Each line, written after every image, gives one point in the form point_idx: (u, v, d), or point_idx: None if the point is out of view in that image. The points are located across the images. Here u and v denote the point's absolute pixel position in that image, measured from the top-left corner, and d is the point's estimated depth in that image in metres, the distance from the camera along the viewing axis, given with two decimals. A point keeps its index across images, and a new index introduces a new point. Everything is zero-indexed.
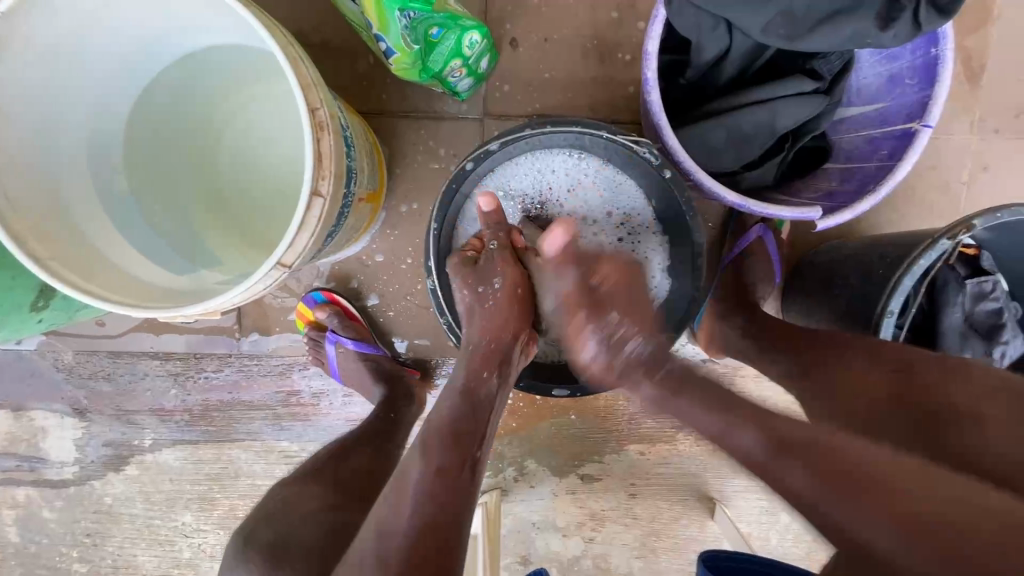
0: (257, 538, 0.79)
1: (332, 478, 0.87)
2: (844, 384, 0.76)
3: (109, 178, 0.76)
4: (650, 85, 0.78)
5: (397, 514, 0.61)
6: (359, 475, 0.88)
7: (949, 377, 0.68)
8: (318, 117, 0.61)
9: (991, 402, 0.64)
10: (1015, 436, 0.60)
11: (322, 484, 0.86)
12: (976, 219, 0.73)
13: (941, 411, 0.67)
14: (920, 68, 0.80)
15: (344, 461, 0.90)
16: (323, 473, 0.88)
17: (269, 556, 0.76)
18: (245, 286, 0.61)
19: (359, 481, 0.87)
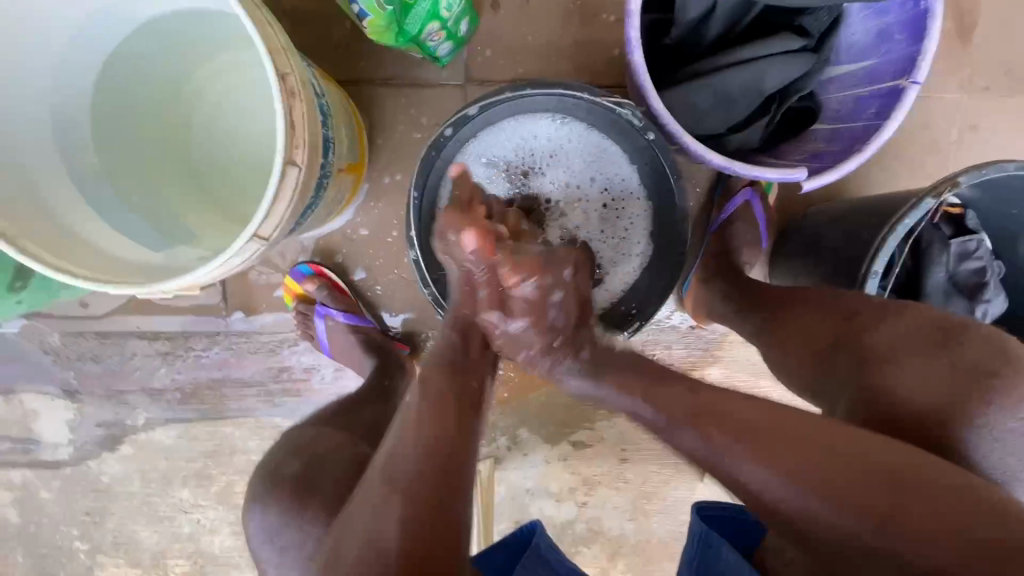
0: (283, 471, 0.82)
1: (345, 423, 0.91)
2: (800, 336, 0.77)
3: (77, 153, 0.74)
4: (633, 46, 0.75)
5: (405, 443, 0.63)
6: (368, 425, 0.92)
7: (879, 323, 0.69)
8: (288, 83, 0.59)
9: (909, 338, 0.67)
10: (932, 374, 0.64)
11: (336, 428, 0.89)
12: (960, 176, 0.73)
13: (867, 355, 0.69)
14: (909, 22, 0.78)
15: (355, 414, 0.93)
16: (336, 419, 0.92)
17: (295, 485, 0.79)
18: (219, 260, 0.60)
19: (368, 429, 0.91)
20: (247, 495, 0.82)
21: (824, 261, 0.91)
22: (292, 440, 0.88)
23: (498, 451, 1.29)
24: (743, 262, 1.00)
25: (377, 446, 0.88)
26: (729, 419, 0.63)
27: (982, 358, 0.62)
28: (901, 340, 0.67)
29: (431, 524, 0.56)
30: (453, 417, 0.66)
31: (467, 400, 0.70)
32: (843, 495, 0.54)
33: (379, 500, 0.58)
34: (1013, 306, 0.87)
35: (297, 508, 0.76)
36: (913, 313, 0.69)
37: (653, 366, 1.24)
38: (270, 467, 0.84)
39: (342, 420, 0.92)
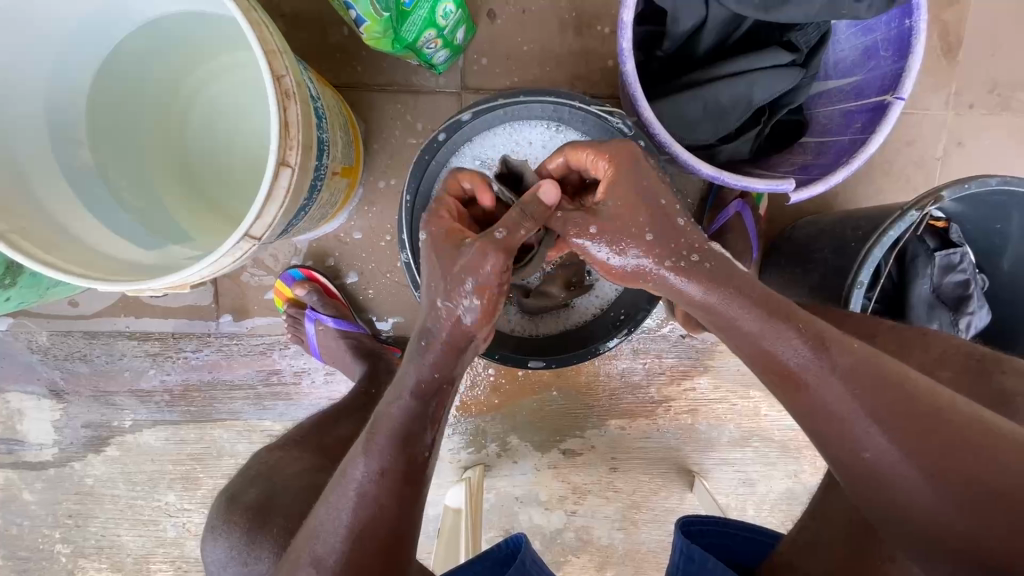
0: (242, 499, 0.88)
1: (317, 444, 0.96)
2: None
3: (71, 151, 0.74)
4: (625, 56, 0.77)
5: (336, 521, 0.61)
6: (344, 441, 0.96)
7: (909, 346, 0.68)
8: (283, 85, 0.60)
9: (941, 366, 0.65)
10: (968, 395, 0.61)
11: (306, 449, 0.95)
12: (944, 190, 0.74)
13: None
14: (895, 39, 0.80)
15: (330, 430, 0.97)
16: (308, 440, 0.97)
17: (254, 511, 0.85)
18: (212, 259, 0.61)
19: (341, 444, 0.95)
20: (209, 522, 0.89)
21: (812, 270, 0.93)
22: (259, 465, 0.94)
23: (487, 458, 1.28)
24: None
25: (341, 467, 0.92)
26: (853, 360, 0.53)
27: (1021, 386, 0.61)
28: (934, 363, 0.66)
29: (374, 555, 0.60)
30: (401, 474, 0.62)
31: (414, 434, 0.63)
32: (960, 467, 0.46)
33: (326, 531, 0.61)
34: (996, 318, 0.89)
35: (252, 530, 0.83)
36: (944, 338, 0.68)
37: (644, 374, 1.25)
38: (229, 497, 0.90)
39: (310, 440, 0.97)
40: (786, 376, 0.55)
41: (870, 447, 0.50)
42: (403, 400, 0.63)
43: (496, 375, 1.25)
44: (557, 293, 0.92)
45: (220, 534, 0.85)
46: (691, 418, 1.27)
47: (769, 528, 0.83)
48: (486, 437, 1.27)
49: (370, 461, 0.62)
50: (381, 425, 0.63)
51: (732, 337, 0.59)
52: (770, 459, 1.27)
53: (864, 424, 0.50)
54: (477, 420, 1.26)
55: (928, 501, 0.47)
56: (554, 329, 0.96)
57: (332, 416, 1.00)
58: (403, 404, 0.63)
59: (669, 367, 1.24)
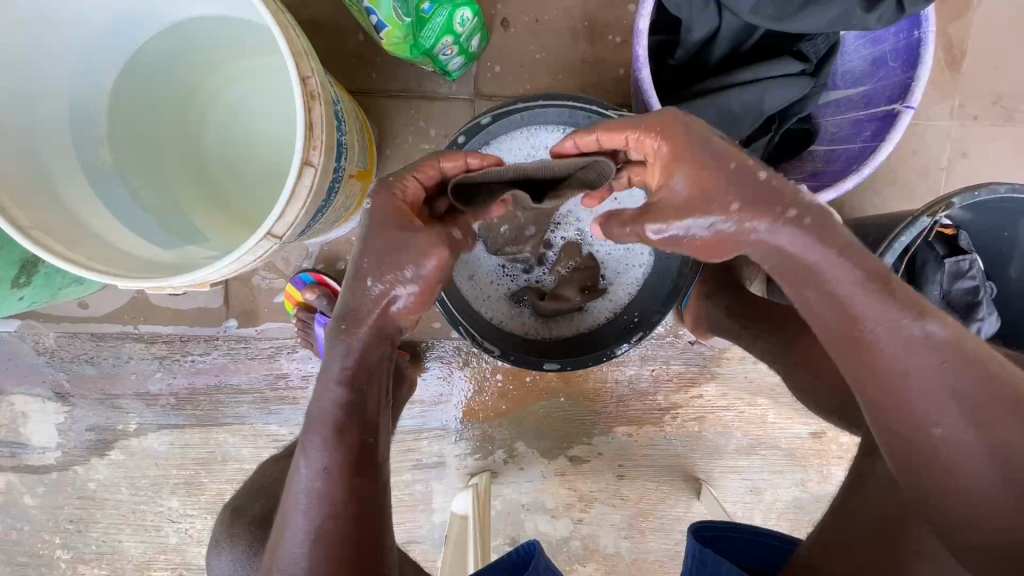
0: (247, 510, 0.88)
1: None
2: None
3: (92, 151, 0.75)
4: (641, 63, 0.79)
5: (294, 521, 0.61)
6: None
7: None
8: (309, 86, 0.60)
9: None
10: None
11: None
12: (954, 197, 0.75)
13: None
14: (903, 50, 0.82)
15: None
16: None
17: (258, 525, 0.86)
18: (234, 257, 0.61)
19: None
20: (214, 536, 0.91)
21: None
22: (261, 478, 0.95)
23: (494, 465, 1.28)
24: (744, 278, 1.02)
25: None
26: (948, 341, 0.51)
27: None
28: None
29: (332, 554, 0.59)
30: (350, 469, 0.62)
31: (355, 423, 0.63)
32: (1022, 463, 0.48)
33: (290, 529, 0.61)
34: (1004, 325, 0.90)
35: (256, 543, 0.84)
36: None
37: (652, 381, 1.25)
38: (233, 512, 0.90)
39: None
40: (855, 337, 0.54)
41: (939, 427, 0.51)
42: (333, 393, 0.63)
43: (504, 381, 1.25)
44: (573, 296, 0.92)
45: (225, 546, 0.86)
46: (698, 426, 1.27)
47: (783, 533, 0.82)
48: (493, 444, 1.27)
49: (310, 460, 0.62)
50: (319, 416, 0.63)
51: (804, 292, 0.56)
52: (778, 467, 1.27)
53: (943, 410, 0.51)
54: (485, 426, 1.26)
55: (983, 481, 0.49)
56: (567, 332, 0.96)
57: None
58: (337, 396, 0.62)
59: (677, 374, 1.25)
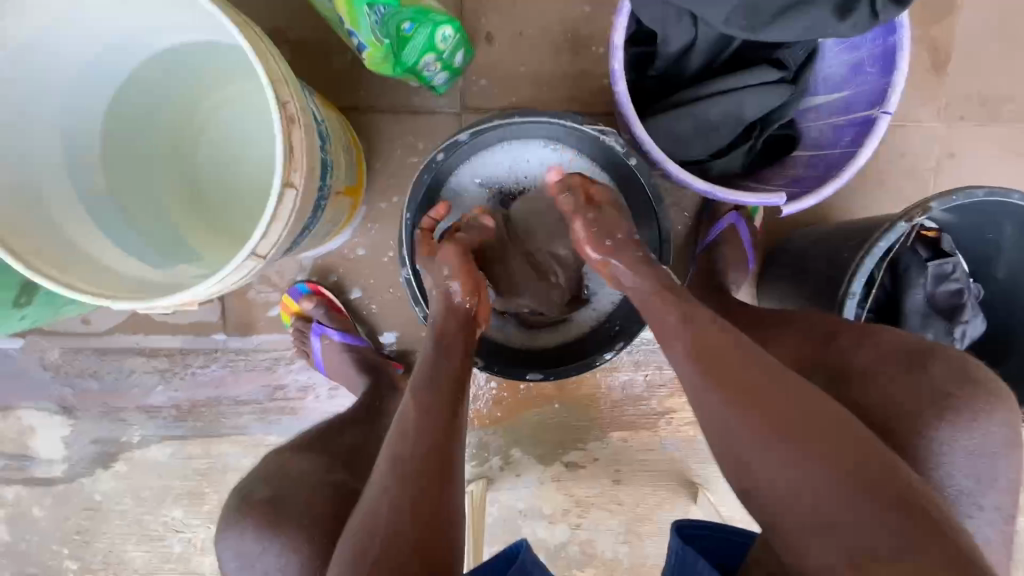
0: (255, 496, 0.80)
1: (324, 448, 0.89)
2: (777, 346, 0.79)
3: (86, 177, 0.77)
4: (617, 77, 0.80)
5: (398, 450, 0.64)
6: (351, 449, 0.90)
7: (858, 341, 0.71)
8: (288, 111, 0.63)
9: (885, 363, 0.68)
10: (905, 389, 0.66)
11: (315, 452, 0.88)
12: (932, 202, 0.75)
13: (844, 372, 0.70)
14: (880, 56, 0.82)
15: (336, 439, 0.91)
16: (315, 445, 0.90)
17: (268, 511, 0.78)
18: (218, 277, 0.63)
19: (347, 452, 0.89)
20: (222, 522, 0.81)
21: (808, 280, 0.93)
22: (269, 465, 0.87)
23: (490, 472, 1.29)
24: (729, 282, 1.04)
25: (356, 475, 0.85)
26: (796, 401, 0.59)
27: (945, 380, 0.65)
28: (878, 360, 0.69)
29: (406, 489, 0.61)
30: (444, 417, 0.66)
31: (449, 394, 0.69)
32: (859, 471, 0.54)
33: (391, 468, 0.62)
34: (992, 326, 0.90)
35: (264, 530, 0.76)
36: (886, 336, 0.71)
37: (645, 387, 1.26)
38: (240, 492, 0.83)
39: (320, 444, 0.90)
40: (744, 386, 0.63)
41: (760, 468, 0.57)
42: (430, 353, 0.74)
43: (498, 389, 1.26)
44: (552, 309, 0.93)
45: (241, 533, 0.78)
46: (693, 430, 1.27)
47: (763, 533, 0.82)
48: (489, 451, 1.28)
49: (416, 391, 0.69)
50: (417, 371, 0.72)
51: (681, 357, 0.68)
52: None
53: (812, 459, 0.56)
54: (481, 434, 1.27)
55: (832, 510, 0.53)
56: (552, 343, 0.97)
57: (336, 425, 0.95)
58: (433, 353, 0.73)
59: (670, 379, 1.25)
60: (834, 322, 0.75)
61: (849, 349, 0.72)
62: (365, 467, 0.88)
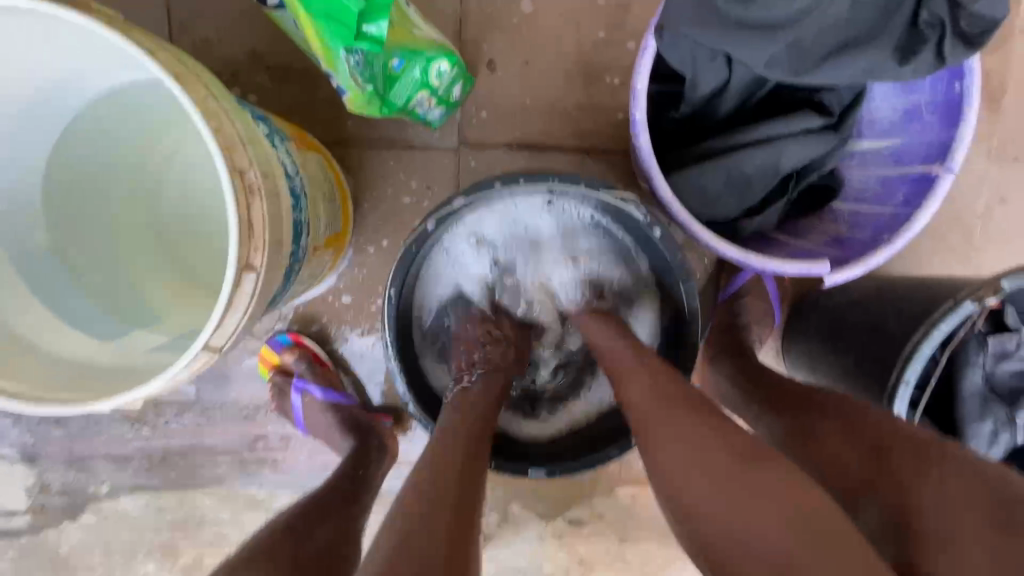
0: None
1: (290, 559, 0.63)
2: (818, 451, 0.63)
3: (25, 236, 0.67)
4: (638, 127, 0.69)
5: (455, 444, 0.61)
6: (324, 559, 0.66)
7: (921, 463, 0.55)
8: (246, 180, 0.52)
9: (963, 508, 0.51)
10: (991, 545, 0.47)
11: (276, 567, 0.62)
12: (1006, 280, 0.64)
13: (904, 510, 0.53)
14: (942, 103, 0.71)
15: (307, 536, 0.68)
16: (277, 554, 0.64)
17: None
18: (164, 378, 0.53)
19: (318, 565, 0.64)
20: None
21: (846, 351, 0.82)
22: None
23: (487, 527, 1.20)
24: (753, 339, 0.95)
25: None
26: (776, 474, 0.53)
27: None
28: (950, 500, 0.52)
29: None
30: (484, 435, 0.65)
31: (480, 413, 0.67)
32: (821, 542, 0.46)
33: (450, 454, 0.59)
34: None
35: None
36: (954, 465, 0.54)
37: None
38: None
39: (286, 551, 0.64)
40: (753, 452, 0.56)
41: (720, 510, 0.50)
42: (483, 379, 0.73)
43: None
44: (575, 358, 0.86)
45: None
46: None
47: None
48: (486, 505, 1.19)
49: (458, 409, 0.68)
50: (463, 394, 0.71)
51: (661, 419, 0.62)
52: None
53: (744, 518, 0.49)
54: None
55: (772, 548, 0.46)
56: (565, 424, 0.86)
57: (306, 523, 0.71)
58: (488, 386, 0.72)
59: None
60: (888, 431, 0.60)
61: (913, 485, 0.54)
62: None
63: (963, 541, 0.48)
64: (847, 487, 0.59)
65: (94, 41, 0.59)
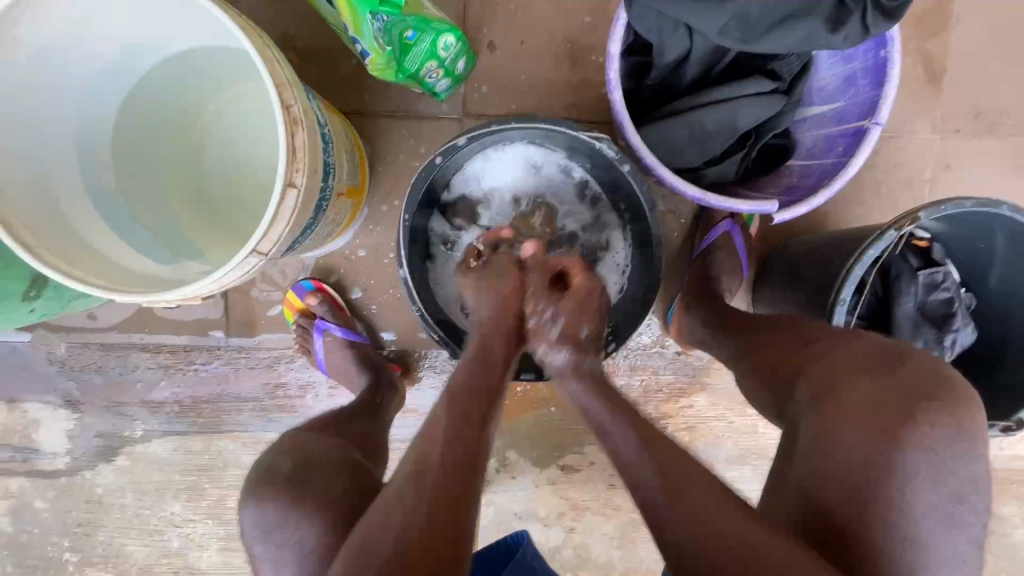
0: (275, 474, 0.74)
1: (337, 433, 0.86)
2: (769, 352, 0.80)
3: (97, 175, 0.80)
4: (613, 85, 0.82)
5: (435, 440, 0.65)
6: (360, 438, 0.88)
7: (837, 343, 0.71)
8: (292, 113, 0.65)
9: (862, 367, 0.65)
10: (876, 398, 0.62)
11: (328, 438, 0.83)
12: (922, 211, 0.77)
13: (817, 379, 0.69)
14: (872, 68, 0.84)
15: (346, 427, 0.89)
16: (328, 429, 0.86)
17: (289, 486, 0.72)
18: (221, 272, 0.65)
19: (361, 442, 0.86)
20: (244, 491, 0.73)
21: (801, 288, 0.94)
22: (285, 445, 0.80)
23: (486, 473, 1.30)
24: (722, 289, 1.05)
25: (371, 458, 0.85)
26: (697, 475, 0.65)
27: (919, 380, 0.61)
28: (854, 362, 0.66)
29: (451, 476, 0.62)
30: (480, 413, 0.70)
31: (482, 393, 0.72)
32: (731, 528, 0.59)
33: (443, 450, 0.64)
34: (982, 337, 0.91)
35: (281, 518, 0.70)
36: (861, 342, 0.68)
37: None
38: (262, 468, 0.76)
39: (333, 428, 0.86)
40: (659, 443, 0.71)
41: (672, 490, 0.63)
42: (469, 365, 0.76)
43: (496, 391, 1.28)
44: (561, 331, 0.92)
45: (260, 508, 0.71)
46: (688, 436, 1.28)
47: None
48: None
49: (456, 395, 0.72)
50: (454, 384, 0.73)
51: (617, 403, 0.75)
52: None
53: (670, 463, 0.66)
54: None
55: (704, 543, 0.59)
56: None
57: (343, 415, 0.92)
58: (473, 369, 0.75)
59: (666, 384, 1.19)
60: (816, 330, 0.76)
61: (827, 357, 0.70)
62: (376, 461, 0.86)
63: (860, 385, 0.64)
64: (784, 371, 0.75)
65: (165, 10, 0.73)
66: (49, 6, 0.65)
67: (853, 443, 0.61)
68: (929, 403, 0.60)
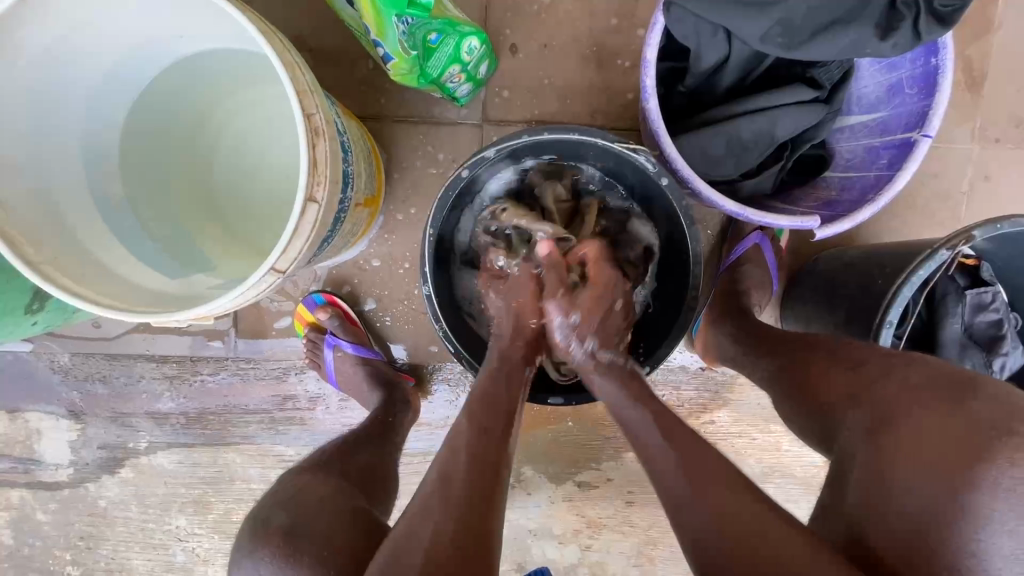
0: (271, 523, 0.68)
1: (340, 470, 0.80)
2: (812, 380, 0.74)
3: (105, 185, 0.76)
4: (648, 93, 0.78)
5: (452, 458, 0.62)
6: (367, 471, 0.83)
7: (885, 372, 0.65)
8: (313, 122, 0.61)
9: (916, 400, 0.60)
10: (948, 435, 0.56)
11: (331, 474, 0.78)
12: (976, 229, 0.72)
13: (871, 413, 0.64)
14: (920, 77, 0.80)
15: (348, 459, 0.83)
16: (330, 465, 0.80)
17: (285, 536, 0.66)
18: (238, 291, 0.61)
19: (363, 473, 0.82)
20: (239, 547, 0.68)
21: (838, 305, 0.90)
22: (284, 488, 0.75)
23: None
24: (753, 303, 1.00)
25: (371, 497, 0.79)
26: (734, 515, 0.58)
27: (992, 416, 0.55)
28: (910, 389, 0.62)
29: (478, 512, 0.57)
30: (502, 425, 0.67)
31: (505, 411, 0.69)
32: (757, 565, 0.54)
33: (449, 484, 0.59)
34: None
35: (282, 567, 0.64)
36: (916, 371, 0.63)
37: None
38: (258, 516, 0.71)
39: (336, 465, 0.81)
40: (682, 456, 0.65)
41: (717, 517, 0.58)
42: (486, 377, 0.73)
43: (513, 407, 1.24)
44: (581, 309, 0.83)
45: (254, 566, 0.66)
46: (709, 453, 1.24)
47: None
48: None
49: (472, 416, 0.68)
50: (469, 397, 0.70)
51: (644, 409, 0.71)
52: None
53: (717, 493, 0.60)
54: None
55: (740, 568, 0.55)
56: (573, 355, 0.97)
57: (345, 445, 0.87)
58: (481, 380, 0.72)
59: (688, 401, 1.15)
60: (863, 351, 0.71)
61: (879, 381, 0.65)
62: (380, 495, 0.81)
63: (921, 422, 0.58)
64: (826, 401, 0.70)
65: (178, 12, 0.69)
66: (55, 5, 0.61)
67: (909, 484, 0.57)
68: (1000, 436, 0.54)
